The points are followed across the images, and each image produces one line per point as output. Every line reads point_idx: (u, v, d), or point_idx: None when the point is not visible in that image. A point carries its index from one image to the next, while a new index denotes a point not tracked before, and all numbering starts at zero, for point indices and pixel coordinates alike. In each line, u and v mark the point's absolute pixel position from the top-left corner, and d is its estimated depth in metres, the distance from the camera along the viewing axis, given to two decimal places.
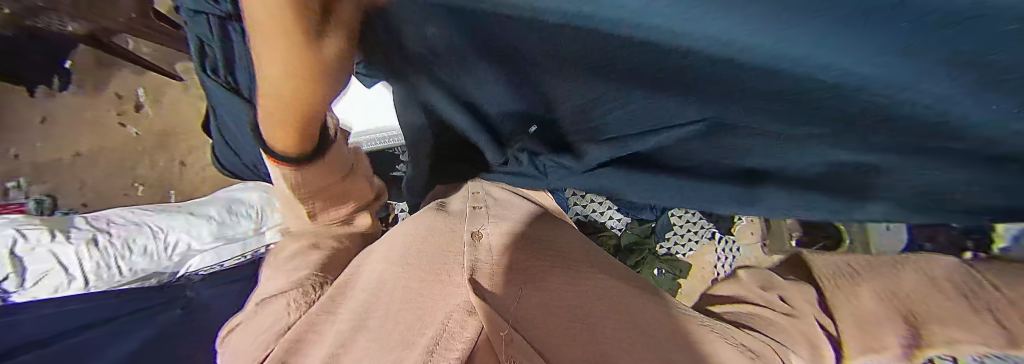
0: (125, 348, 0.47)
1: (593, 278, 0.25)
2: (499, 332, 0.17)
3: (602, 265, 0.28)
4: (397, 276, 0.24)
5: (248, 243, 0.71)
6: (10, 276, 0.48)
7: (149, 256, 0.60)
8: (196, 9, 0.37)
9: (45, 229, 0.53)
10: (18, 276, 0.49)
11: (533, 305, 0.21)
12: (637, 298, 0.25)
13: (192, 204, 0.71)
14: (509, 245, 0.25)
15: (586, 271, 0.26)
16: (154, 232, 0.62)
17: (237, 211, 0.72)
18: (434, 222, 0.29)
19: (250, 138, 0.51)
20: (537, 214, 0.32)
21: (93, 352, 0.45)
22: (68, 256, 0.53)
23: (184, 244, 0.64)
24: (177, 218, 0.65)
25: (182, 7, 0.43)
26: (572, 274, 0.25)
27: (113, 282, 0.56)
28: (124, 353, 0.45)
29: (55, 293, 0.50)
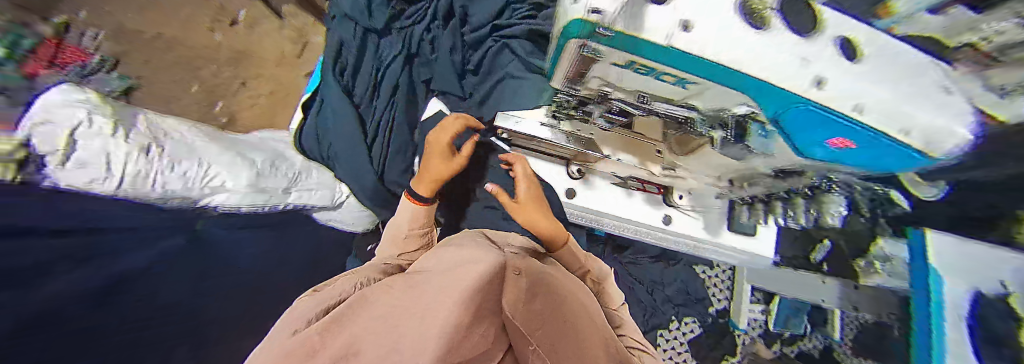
0: (153, 253, 0.51)
1: (577, 336, 0.36)
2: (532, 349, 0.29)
3: (584, 333, 0.37)
4: (430, 279, 0.36)
5: (273, 198, 0.76)
6: (56, 152, 0.42)
7: (185, 180, 0.59)
8: (359, 29, 0.81)
9: (111, 122, 0.51)
10: (63, 155, 0.43)
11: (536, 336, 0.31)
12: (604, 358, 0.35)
13: (234, 144, 0.76)
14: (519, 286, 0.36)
15: (572, 327, 0.37)
16: (199, 162, 0.63)
17: (276, 166, 0.80)
18: (473, 248, 0.45)
19: (333, 118, 0.75)
20: (534, 261, 0.47)
21: (131, 247, 0.48)
22: (117, 154, 0.49)
23: (218, 181, 0.65)
24: (224, 155, 0.69)
25: (333, 25, 0.81)
26: (564, 329, 0.35)
27: (138, 194, 0.52)
28: (150, 257, 0.50)
29: (88, 184, 0.45)
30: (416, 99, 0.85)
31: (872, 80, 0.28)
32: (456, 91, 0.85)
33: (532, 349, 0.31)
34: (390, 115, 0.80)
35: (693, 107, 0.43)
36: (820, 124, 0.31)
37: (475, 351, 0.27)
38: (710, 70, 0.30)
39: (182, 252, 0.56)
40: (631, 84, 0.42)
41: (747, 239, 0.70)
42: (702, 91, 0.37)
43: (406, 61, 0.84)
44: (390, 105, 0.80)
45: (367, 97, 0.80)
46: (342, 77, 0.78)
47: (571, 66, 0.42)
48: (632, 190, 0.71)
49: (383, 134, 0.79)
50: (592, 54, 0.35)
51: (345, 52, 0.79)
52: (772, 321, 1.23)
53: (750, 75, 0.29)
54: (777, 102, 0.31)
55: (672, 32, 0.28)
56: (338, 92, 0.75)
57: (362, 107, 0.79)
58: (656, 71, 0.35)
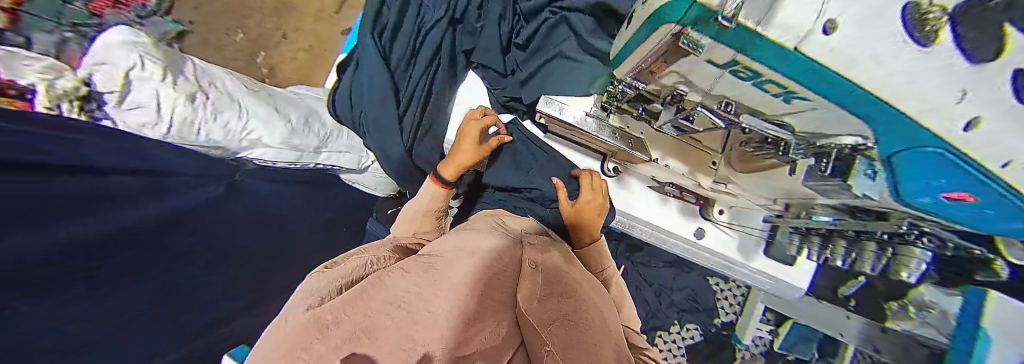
0: (197, 197, 0.55)
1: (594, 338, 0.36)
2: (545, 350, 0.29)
3: (603, 333, 0.38)
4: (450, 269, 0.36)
5: (304, 156, 0.79)
6: (114, 93, 0.47)
7: (226, 131, 0.62)
8: None
9: (160, 67, 0.53)
10: (119, 97, 0.47)
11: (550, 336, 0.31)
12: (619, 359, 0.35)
13: (273, 98, 0.78)
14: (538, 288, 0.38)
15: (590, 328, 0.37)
16: (240, 114, 0.66)
17: (310, 124, 0.81)
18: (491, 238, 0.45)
19: (370, 81, 0.74)
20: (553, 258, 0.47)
21: (177, 189, 0.52)
22: (165, 100, 0.52)
23: (256, 135, 0.68)
24: (263, 109, 0.71)
25: None
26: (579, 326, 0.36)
27: (185, 141, 0.56)
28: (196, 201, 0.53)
29: (141, 127, 0.49)
30: (455, 71, 0.81)
31: None
32: (498, 67, 0.79)
33: (547, 351, 0.29)
34: (424, 86, 0.77)
35: (787, 125, 0.32)
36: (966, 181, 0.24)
37: (488, 344, 0.28)
38: (831, 85, 0.21)
39: (219, 200, 0.60)
40: (718, 84, 0.30)
41: (782, 268, 0.68)
42: (808, 110, 0.27)
43: (449, 28, 0.79)
44: (426, 76, 0.78)
45: (404, 64, 0.77)
46: (380, 39, 0.75)
47: (648, 54, 0.32)
48: (668, 196, 0.68)
49: (415, 105, 0.77)
50: (690, 49, 0.24)
51: (387, 13, 0.76)
52: (778, 342, 1.19)
53: (881, 100, 0.21)
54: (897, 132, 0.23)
55: (804, 31, 0.18)
56: (376, 55, 0.73)
57: (398, 74, 0.77)
58: (759, 78, 0.25)
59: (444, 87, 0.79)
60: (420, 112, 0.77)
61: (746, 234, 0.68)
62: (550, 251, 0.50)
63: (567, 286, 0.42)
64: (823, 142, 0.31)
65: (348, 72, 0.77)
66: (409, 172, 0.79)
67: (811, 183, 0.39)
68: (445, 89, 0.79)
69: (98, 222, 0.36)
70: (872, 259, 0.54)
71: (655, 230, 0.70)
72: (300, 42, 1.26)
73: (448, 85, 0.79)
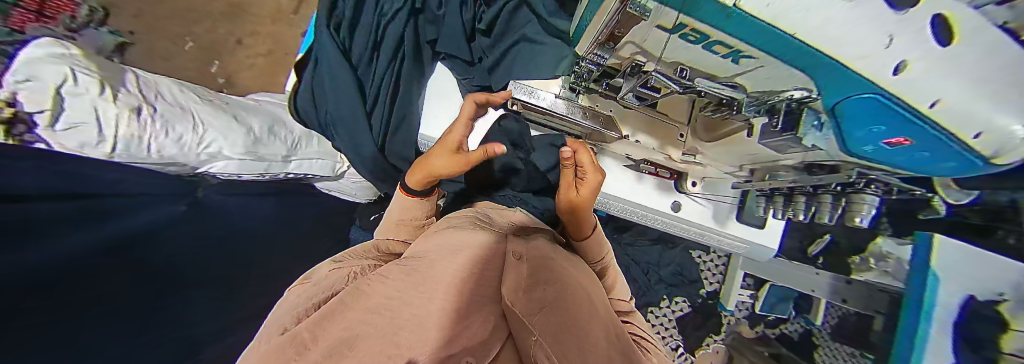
0: (161, 216, 0.52)
1: (588, 322, 0.35)
2: (533, 337, 0.28)
3: (596, 318, 0.38)
4: (440, 265, 0.36)
5: (273, 166, 0.76)
6: (45, 112, 0.40)
7: (180, 145, 0.57)
8: None
9: (97, 81, 0.47)
10: (53, 116, 0.41)
11: (539, 322, 0.30)
12: (612, 345, 0.35)
13: (232, 107, 0.74)
14: (529, 274, 0.37)
15: (585, 315, 0.37)
16: (195, 126, 0.61)
17: (274, 133, 0.77)
18: (474, 231, 0.45)
19: (331, 82, 0.71)
20: (538, 242, 0.48)
21: (142, 209, 0.50)
22: (108, 116, 0.47)
23: (217, 147, 0.64)
24: (222, 119, 0.67)
25: None
26: (573, 313, 0.35)
27: (136, 158, 0.51)
28: (159, 219, 0.51)
29: (80, 148, 0.43)
30: (422, 62, 0.78)
31: (964, 76, 0.21)
32: (464, 56, 0.77)
33: (535, 341, 0.28)
34: (389, 80, 0.75)
35: (741, 86, 0.34)
36: (886, 118, 0.24)
37: (474, 340, 0.27)
38: (776, 42, 0.21)
39: (185, 218, 0.57)
40: (669, 53, 0.31)
41: (754, 230, 0.71)
42: (756, 68, 0.27)
43: (411, 17, 0.75)
44: (390, 69, 0.76)
45: (367, 59, 0.74)
46: (337, 32, 0.70)
47: (605, 21, 0.31)
48: (643, 174, 0.70)
49: (382, 102, 0.75)
50: (638, 13, 0.24)
51: (341, 3, 0.70)
52: (759, 305, 1.27)
53: (830, 56, 0.21)
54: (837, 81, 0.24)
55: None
56: (336, 51, 0.69)
57: (361, 70, 0.74)
58: (709, 40, 0.25)
59: (413, 80, 0.76)
60: (388, 108, 0.75)
61: (720, 201, 0.70)
62: (534, 238, 0.49)
63: (557, 269, 0.42)
64: (773, 96, 0.32)
65: (305, 71, 0.72)
66: (385, 172, 0.78)
67: (765, 141, 0.40)
68: (412, 83, 0.76)
69: (54, 247, 0.35)
70: (829, 210, 0.50)
71: (635, 209, 0.73)
72: (257, 46, 1.19)
73: (415, 78, 0.76)
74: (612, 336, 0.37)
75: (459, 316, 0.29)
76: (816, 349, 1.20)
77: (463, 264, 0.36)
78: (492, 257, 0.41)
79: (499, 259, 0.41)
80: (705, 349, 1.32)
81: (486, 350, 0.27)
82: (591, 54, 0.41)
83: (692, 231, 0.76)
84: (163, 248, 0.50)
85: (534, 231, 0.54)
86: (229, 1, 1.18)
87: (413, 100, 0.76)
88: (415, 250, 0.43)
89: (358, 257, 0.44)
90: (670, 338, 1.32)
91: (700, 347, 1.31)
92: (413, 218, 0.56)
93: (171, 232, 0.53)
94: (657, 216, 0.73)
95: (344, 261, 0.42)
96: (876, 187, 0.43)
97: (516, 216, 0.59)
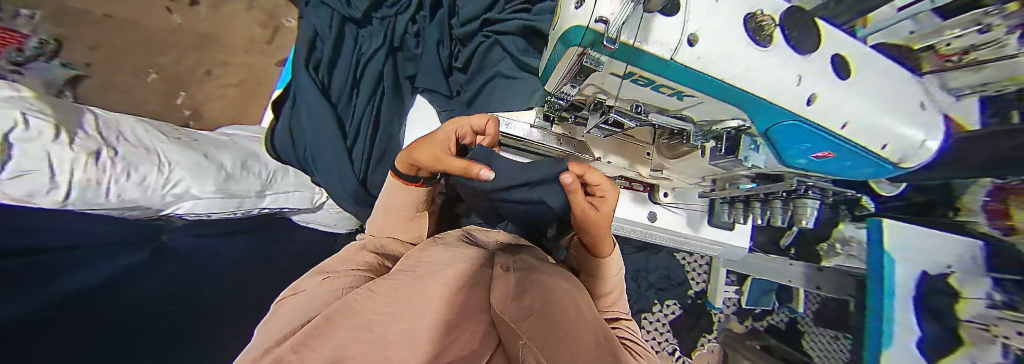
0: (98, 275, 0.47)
1: (580, 326, 0.33)
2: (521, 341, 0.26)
3: (588, 324, 0.35)
4: (430, 279, 0.35)
5: (245, 203, 0.72)
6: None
7: (144, 187, 0.54)
8: (336, 18, 0.76)
9: (51, 125, 0.43)
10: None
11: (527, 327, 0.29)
12: (605, 348, 0.32)
13: (204, 145, 0.71)
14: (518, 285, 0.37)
15: (577, 320, 0.35)
16: (160, 166, 0.57)
17: (248, 168, 0.75)
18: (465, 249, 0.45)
19: (309, 119, 0.70)
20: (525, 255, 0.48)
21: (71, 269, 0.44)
22: (63, 161, 0.42)
23: (183, 186, 0.60)
24: (190, 157, 0.64)
25: (306, 14, 0.76)
26: (565, 318, 0.33)
27: (90, 204, 0.46)
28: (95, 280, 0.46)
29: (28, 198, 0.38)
30: (401, 96, 0.82)
31: (870, 98, 0.24)
32: (442, 89, 0.78)
33: (523, 344, 0.26)
34: (370, 115, 0.76)
35: (687, 117, 0.36)
36: (805, 137, 0.26)
37: (464, 347, 0.25)
38: (708, 87, 0.23)
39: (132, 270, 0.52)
40: (625, 92, 0.33)
41: (725, 232, 0.76)
42: (696, 104, 0.30)
43: (390, 54, 0.79)
44: (370, 104, 0.76)
45: (346, 95, 0.75)
46: (316, 71, 0.73)
47: (563, 75, 0.34)
48: (619, 189, 0.74)
49: (364, 135, 0.75)
50: (593, 67, 0.25)
51: (320, 46, 0.75)
52: (744, 300, 1.31)
53: (758, 96, 0.23)
54: (760, 118, 0.25)
55: (675, 45, 0.21)
56: (314, 89, 0.70)
57: (341, 106, 0.75)
58: (655, 84, 0.27)
59: (393, 113, 0.79)
60: (370, 141, 0.75)
61: (691, 208, 0.75)
62: (521, 252, 0.50)
63: (546, 279, 0.42)
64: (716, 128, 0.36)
65: (285, 109, 0.77)
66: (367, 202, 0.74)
67: (716, 163, 0.43)
68: (392, 116, 0.79)
69: None
70: (782, 213, 0.55)
71: (616, 222, 0.76)
72: (228, 77, 1.17)
73: (393, 111, 0.79)
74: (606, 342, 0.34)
75: (450, 325, 0.27)
76: (804, 335, 1.30)
77: (454, 276, 0.36)
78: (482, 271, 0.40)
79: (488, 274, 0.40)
80: (700, 349, 1.36)
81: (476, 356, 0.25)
82: (557, 90, 0.41)
83: (671, 238, 0.80)
84: (108, 302, 0.46)
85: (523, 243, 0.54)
86: (196, 30, 1.15)
87: (394, 132, 0.79)
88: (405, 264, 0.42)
89: (352, 263, 0.43)
90: (666, 343, 1.34)
91: (696, 348, 1.35)
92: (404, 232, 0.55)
93: (124, 284, 0.50)
94: (637, 226, 0.76)
95: (337, 267, 0.41)
96: (814, 192, 0.49)
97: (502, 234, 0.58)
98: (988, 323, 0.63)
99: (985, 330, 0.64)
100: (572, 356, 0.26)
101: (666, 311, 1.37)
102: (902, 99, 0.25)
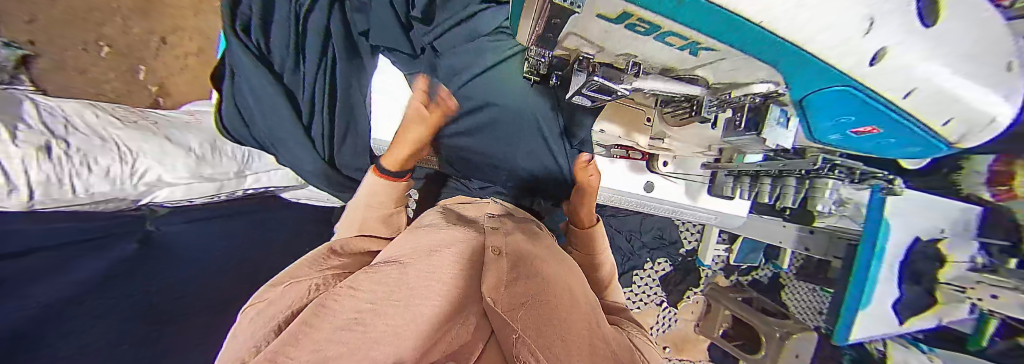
0: (80, 278, 0.46)
1: (579, 315, 0.32)
2: (515, 337, 0.24)
3: (589, 314, 0.35)
4: (413, 269, 0.32)
5: (226, 185, 0.69)
6: None
7: (110, 179, 0.51)
8: None
9: None
10: None
11: (524, 315, 0.27)
12: (608, 335, 0.32)
13: (166, 126, 0.65)
14: (511, 268, 0.34)
15: (579, 312, 0.33)
16: (119, 152, 0.53)
17: (220, 149, 0.69)
18: (453, 232, 0.42)
19: (255, 94, 0.67)
20: (512, 234, 0.46)
21: (53, 275, 0.43)
22: (10, 160, 0.39)
23: (153, 175, 0.56)
24: (152, 140, 0.59)
25: None
26: (563, 306, 0.32)
27: (60, 201, 0.45)
28: (74, 284, 0.44)
29: None
30: (358, 56, 0.71)
31: (953, 54, 0.18)
32: (404, 48, 0.66)
33: (517, 339, 0.24)
34: (320, 87, 0.69)
35: (700, 79, 0.31)
36: (846, 108, 0.22)
37: (457, 342, 0.25)
38: (737, 34, 0.17)
39: (118, 271, 0.51)
40: (617, 45, 0.26)
41: (724, 200, 0.74)
42: (715, 61, 0.24)
43: (336, 5, 0.67)
44: (320, 73, 0.69)
45: (292, 66, 0.69)
46: (248, 35, 0.64)
47: (539, 11, 0.25)
48: (615, 157, 0.71)
49: (320, 111, 0.70)
50: (569, 6, 0.19)
51: (245, 1, 0.63)
52: (733, 257, 1.34)
53: (810, 55, 0.17)
54: (802, 82, 0.21)
55: None
56: (249, 57, 0.63)
57: (287, 78, 0.69)
58: (660, 31, 0.21)
59: (352, 79, 0.70)
60: (327, 118, 0.71)
61: (691, 179, 0.73)
62: (511, 232, 0.47)
63: (536, 259, 0.40)
64: (738, 95, 0.30)
65: (226, 83, 0.67)
66: (341, 184, 0.76)
67: (725, 139, 0.39)
68: (351, 83, 0.70)
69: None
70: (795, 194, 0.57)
71: (610, 191, 0.74)
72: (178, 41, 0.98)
73: (353, 77, 0.70)
74: (604, 328, 0.34)
75: (445, 317, 0.25)
76: (785, 288, 1.37)
77: (439, 273, 0.30)
78: (476, 250, 0.38)
79: (477, 254, 0.37)
80: (687, 300, 1.46)
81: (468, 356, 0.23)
82: (535, 49, 0.36)
83: (664, 205, 0.78)
84: (102, 300, 0.46)
85: (513, 223, 0.53)
86: None
87: (355, 103, 0.71)
88: (386, 253, 0.40)
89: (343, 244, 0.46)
90: (654, 295, 1.44)
91: (684, 298, 1.45)
92: (383, 203, 0.53)
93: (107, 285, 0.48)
94: (634, 194, 0.74)
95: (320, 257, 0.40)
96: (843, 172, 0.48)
97: (486, 207, 0.58)
98: (940, 275, 0.71)
99: (961, 292, 0.72)
100: (567, 352, 0.24)
101: (656, 267, 1.43)
102: (1006, 53, 0.19)
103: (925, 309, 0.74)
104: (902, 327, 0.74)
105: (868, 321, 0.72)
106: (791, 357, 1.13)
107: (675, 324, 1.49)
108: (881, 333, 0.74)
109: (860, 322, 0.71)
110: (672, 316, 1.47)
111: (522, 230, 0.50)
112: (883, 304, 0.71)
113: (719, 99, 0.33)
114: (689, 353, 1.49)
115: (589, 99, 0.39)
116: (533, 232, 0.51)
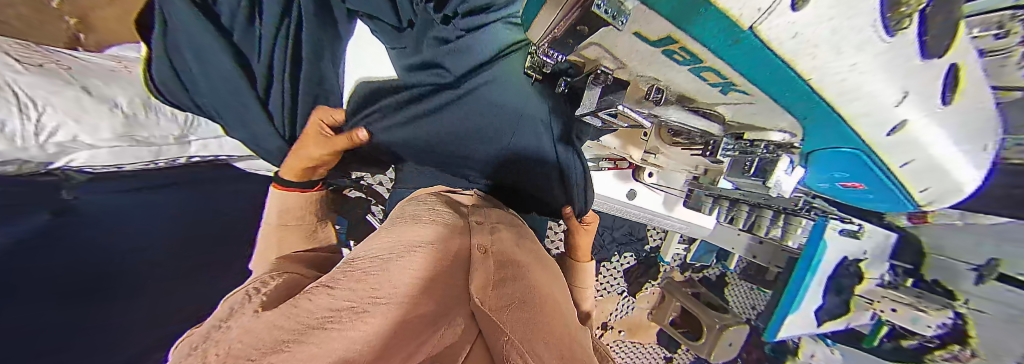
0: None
1: (559, 320, 0.32)
2: (505, 338, 0.22)
3: (571, 320, 0.35)
4: (400, 262, 0.29)
5: (165, 151, 0.63)
6: None
7: (5, 138, 0.44)
8: None
9: None
10: None
11: (513, 317, 0.25)
12: (587, 341, 0.33)
13: (82, 72, 0.55)
14: (497, 271, 0.33)
15: (561, 317, 0.33)
16: (17, 105, 0.45)
17: (155, 108, 0.61)
18: (440, 226, 0.40)
19: (206, 49, 0.56)
20: (500, 234, 0.45)
21: None
22: None
23: (66, 134, 0.50)
24: (62, 91, 0.50)
25: None
26: (546, 310, 0.31)
27: None
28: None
29: None
30: (332, 22, 0.62)
31: (936, 124, 0.22)
32: (388, 18, 0.57)
33: (507, 342, 0.22)
34: (281, 51, 0.59)
35: (717, 115, 0.31)
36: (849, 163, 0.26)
37: (449, 339, 0.21)
38: (786, 85, 0.17)
39: (38, 241, 0.44)
40: (640, 65, 0.25)
41: (694, 213, 0.81)
42: (743, 102, 0.24)
43: None
44: (279, 38, 0.58)
45: (243, 23, 0.57)
46: None
47: (563, 12, 0.22)
48: (603, 169, 0.73)
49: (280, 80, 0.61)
50: (609, 19, 0.17)
51: None
52: (690, 256, 1.46)
53: (849, 121, 0.20)
54: (820, 137, 0.23)
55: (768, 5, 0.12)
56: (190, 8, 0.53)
57: (239, 36, 0.58)
58: (699, 64, 0.20)
59: (323, 47, 0.62)
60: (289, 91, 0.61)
61: (670, 191, 0.77)
62: (498, 231, 0.46)
63: (522, 261, 0.40)
64: (752, 137, 0.31)
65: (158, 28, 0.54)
66: None
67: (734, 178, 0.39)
68: (322, 51, 0.61)
69: None
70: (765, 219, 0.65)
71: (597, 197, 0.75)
72: None
73: (324, 43, 0.61)
74: (584, 334, 0.34)
75: (428, 317, 0.22)
76: (729, 286, 1.53)
77: (421, 263, 0.28)
78: (466, 248, 0.37)
79: (465, 251, 0.36)
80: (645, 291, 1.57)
81: (457, 352, 0.20)
82: (544, 49, 0.32)
83: (638, 214, 0.82)
84: (21, 277, 0.39)
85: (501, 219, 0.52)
86: None
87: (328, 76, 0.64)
88: (360, 252, 0.36)
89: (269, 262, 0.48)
90: (616, 285, 1.52)
91: (644, 289, 1.56)
92: (301, 219, 0.52)
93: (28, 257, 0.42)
94: (617, 201, 0.76)
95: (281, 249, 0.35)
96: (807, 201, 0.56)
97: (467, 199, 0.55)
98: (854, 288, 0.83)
99: (869, 303, 0.83)
100: (555, 354, 0.23)
101: (622, 261, 1.50)
102: (967, 127, 0.23)
103: (840, 315, 0.86)
104: (819, 328, 0.86)
105: (795, 323, 0.82)
106: (725, 345, 1.31)
107: (632, 311, 1.57)
108: (801, 333, 0.86)
109: (787, 325, 0.81)
110: (630, 304, 1.57)
111: (508, 228, 0.49)
112: (808, 311, 0.82)
113: (737, 143, 0.34)
114: (641, 336, 1.61)
115: (600, 120, 0.38)
116: (518, 234, 0.50)
